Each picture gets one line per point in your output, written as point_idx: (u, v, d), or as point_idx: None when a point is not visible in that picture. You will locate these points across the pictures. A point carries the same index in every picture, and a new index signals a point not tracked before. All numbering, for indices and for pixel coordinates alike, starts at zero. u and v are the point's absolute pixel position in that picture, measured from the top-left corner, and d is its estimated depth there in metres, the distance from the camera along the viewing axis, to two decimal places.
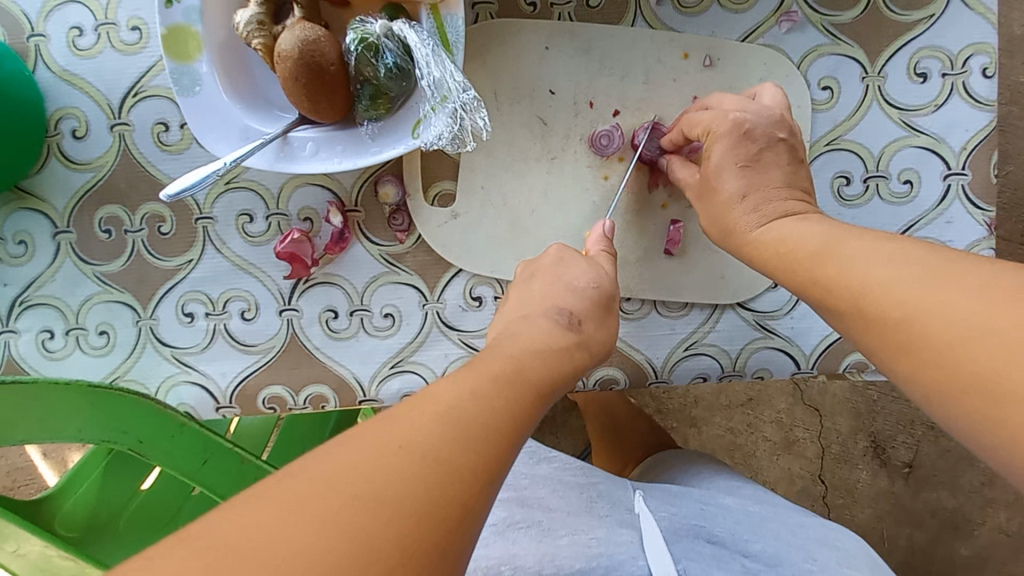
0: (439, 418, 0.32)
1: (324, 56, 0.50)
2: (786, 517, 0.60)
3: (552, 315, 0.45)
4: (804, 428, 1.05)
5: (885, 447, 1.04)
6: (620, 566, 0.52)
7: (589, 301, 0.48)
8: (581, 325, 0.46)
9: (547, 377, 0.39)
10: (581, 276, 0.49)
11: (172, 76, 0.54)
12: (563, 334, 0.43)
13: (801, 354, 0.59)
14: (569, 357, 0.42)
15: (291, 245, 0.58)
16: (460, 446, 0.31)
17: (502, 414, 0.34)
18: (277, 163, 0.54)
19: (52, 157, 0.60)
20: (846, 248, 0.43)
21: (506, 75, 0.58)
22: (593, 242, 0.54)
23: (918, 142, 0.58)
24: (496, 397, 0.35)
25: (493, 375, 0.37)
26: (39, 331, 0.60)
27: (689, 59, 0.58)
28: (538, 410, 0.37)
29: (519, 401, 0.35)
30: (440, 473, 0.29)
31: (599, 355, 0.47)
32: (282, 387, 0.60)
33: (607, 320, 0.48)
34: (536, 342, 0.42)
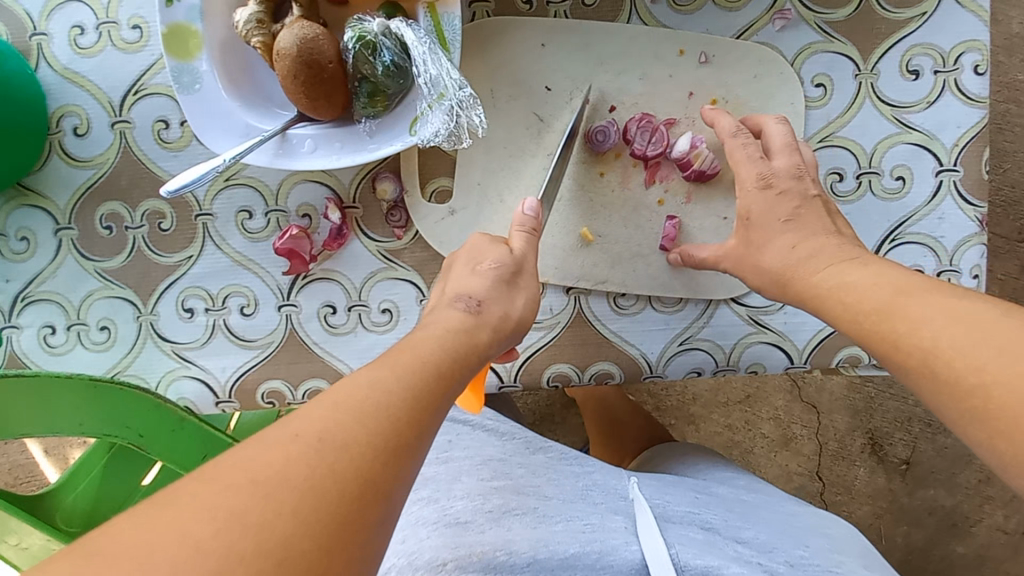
0: (340, 405, 0.32)
1: (322, 54, 0.51)
2: (778, 509, 0.61)
3: (451, 303, 0.44)
4: (802, 425, 1.06)
5: (882, 444, 1.05)
6: (614, 552, 0.52)
7: (504, 284, 0.47)
8: (486, 304, 0.45)
9: (461, 356, 0.39)
10: (489, 256, 0.48)
11: (172, 73, 0.54)
12: (469, 321, 0.43)
13: (794, 348, 0.59)
14: (482, 337, 0.42)
15: (290, 240, 0.59)
16: (356, 426, 0.31)
17: (407, 396, 0.34)
18: (275, 160, 0.55)
19: (54, 154, 0.60)
20: (912, 301, 0.41)
21: (502, 73, 0.59)
22: (517, 221, 0.51)
23: (910, 139, 0.58)
24: (409, 383, 0.35)
25: (410, 361, 0.37)
26: (40, 326, 0.61)
27: (684, 56, 0.59)
28: (450, 387, 0.37)
29: (427, 378, 0.36)
30: (345, 453, 0.30)
31: (511, 337, 0.46)
32: (281, 381, 0.60)
33: (522, 300, 0.47)
34: (454, 329, 0.42)
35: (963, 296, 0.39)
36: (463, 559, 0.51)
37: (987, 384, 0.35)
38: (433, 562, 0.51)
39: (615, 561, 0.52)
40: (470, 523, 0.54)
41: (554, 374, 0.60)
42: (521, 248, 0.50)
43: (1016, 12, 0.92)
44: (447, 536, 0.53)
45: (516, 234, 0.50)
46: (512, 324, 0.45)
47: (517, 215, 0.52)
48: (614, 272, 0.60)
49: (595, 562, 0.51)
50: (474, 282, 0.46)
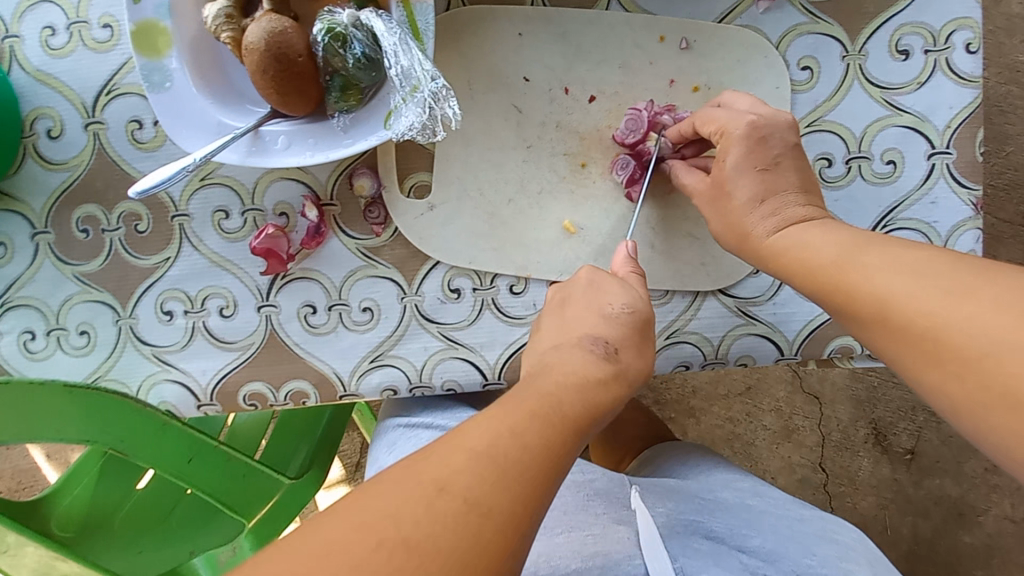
0: (482, 458, 0.34)
1: (291, 48, 0.50)
2: (785, 510, 0.59)
3: (587, 344, 0.43)
4: (803, 417, 1.04)
5: (886, 434, 1.03)
6: (616, 565, 0.53)
7: (635, 331, 0.45)
8: (621, 353, 0.44)
9: (588, 408, 0.40)
10: (615, 297, 0.46)
11: (142, 72, 0.53)
12: (609, 370, 0.42)
13: (784, 340, 0.58)
14: (612, 391, 0.42)
15: (267, 240, 0.58)
16: (500, 489, 0.33)
17: (540, 456, 0.36)
18: (248, 158, 0.54)
19: (29, 157, 0.60)
20: (867, 256, 0.43)
21: (480, 65, 0.58)
22: (621, 262, 0.50)
23: (901, 122, 0.57)
24: (541, 437, 0.36)
25: (541, 407, 0.38)
26: (20, 332, 0.60)
27: (665, 42, 0.57)
28: (576, 448, 0.38)
29: (551, 443, 0.37)
30: (488, 508, 0.32)
31: (640, 386, 0.45)
32: (262, 384, 0.59)
33: (651, 352, 0.46)
34: (578, 372, 0.41)
35: (913, 248, 0.42)
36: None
37: (934, 326, 0.37)
38: None
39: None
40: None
41: None
42: (643, 291, 0.48)
43: None
44: None
45: (623, 268, 0.49)
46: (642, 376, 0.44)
47: (618, 252, 0.51)
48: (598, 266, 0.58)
49: None
50: (602, 324, 0.45)
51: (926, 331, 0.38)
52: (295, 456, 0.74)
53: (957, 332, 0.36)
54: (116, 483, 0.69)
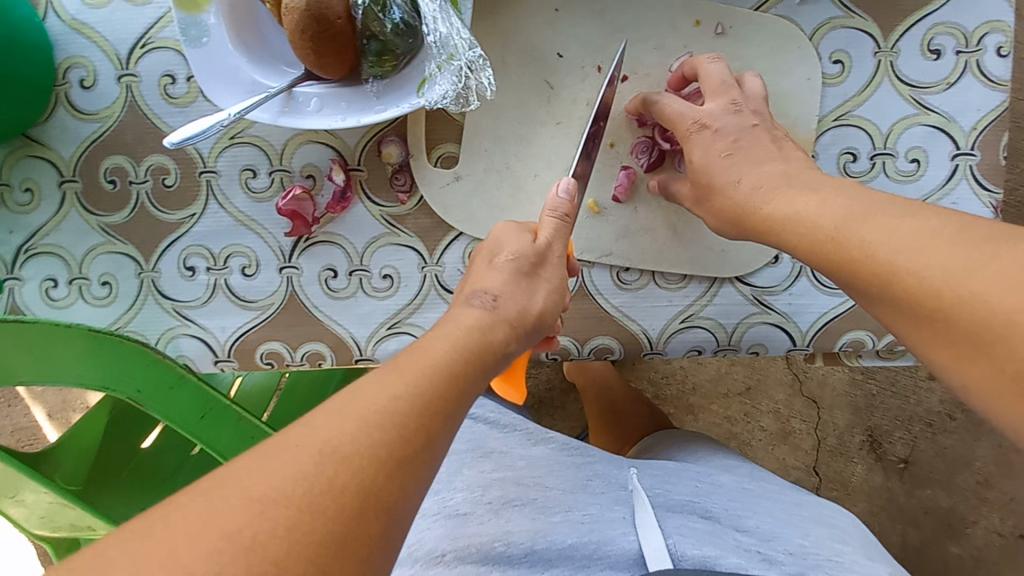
0: (343, 412, 0.33)
1: (331, 9, 0.50)
2: (780, 495, 0.61)
3: (471, 301, 0.44)
4: (801, 420, 1.05)
5: (882, 442, 1.04)
6: (612, 541, 0.53)
7: (524, 276, 0.46)
8: (504, 300, 0.44)
9: (474, 358, 0.40)
10: (507, 247, 0.47)
11: (180, 27, 0.54)
12: (491, 318, 0.43)
13: (798, 331, 0.59)
14: (495, 336, 0.42)
15: (292, 202, 0.58)
16: (361, 436, 0.32)
17: (408, 403, 0.34)
18: (279, 117, 0.54)
19: (60, 106, 0.60)
20: (867, 228, 0.41)
21: (513, 39, 0.58)
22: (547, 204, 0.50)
23: (928, 121, 0.57)
24: (410, 382, 0.36)
25: (418, 359, 0.38)
26: (43, 279, 0.61)
27: (700, 27, 0.57)
28: (459, 392, 0.37)
29: (434, 387, 0.36)
30: (348, 452, 0.31)
31: (534, 329, 0.45)
32: (280, 343, 0.60)
33: (545, 293, 0.46)
34: (463, 325, 0.41)
35: (911, 218, 0.40)
36: (462, 551, 0.52)
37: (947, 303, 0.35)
38: (432, 553, 0.53)
39: (612, 551, 0.52)
40: (470, 515, 0.55)
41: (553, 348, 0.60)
42: (547, 237, 0.49)
43: None
44: (448, 528, 0.54)
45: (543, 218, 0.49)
46: (535, 317, 0.45)
47: (549, 197, 0.50)
48: (618, 246, 0.59)
49: (593, 552, 0.52)
50: (489, 278, 0.45)
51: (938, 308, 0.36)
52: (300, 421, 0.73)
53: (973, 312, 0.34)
54: (117, 445, 0.70)
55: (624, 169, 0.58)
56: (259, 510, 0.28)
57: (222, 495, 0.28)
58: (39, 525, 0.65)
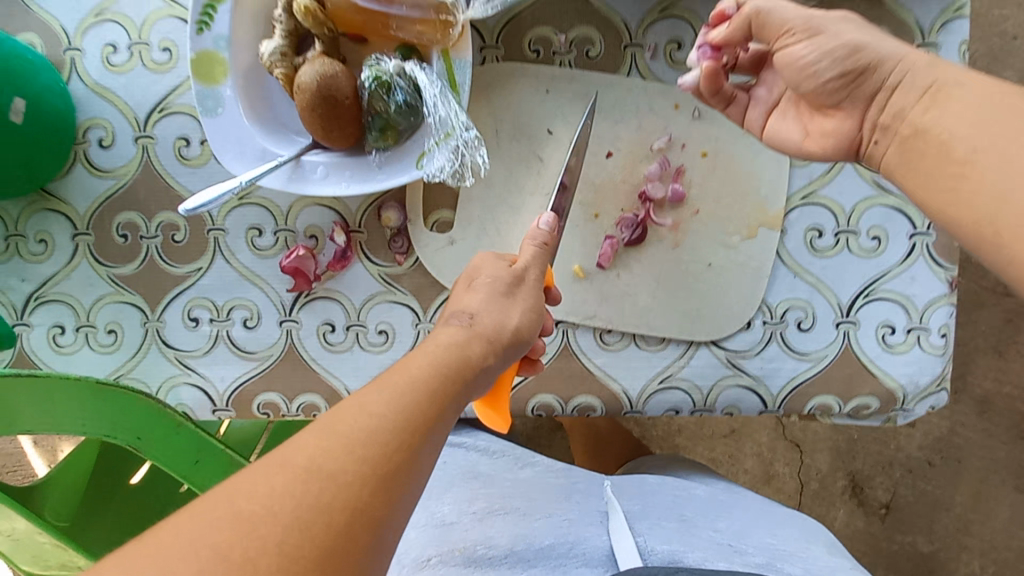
0: (328, 431, 0.34)
1: (339, 90, 0.54)
2: (754, 503, 0.64)
3: (452, 319, 0.46)
4: (785, 463, 1.08)
5: (864, 487, 1.07)
6: (585, 541, 0.56)
7: (502, 296, 0.47)
8: (481, 318, 0.45)
9: (454, 375, 0.40)
10: (488, 272, 0.49)
11: (198, 97, 0.57)
12: (469, 335, 0.44)
13: (769, 394, 0.62)
14: (473, 354, 0.43)
15: (295, 260, 0.62)
16: (345, 454, 0.33)
17: (391, 420, 0.35)
18: (288, 185, 0.58)
19: (79, 163, 0.63)
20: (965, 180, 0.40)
21: (507, 117, 0.62)
22: (531, 232, 0.52)
23: (887, 202, 0.62)
24: (392, 400, 0.36)
25: (400, 378, 0.39)
26: (51, 326, 0.63)
27: (678, 111, 0.62)
28: (440, 408, 0.38)
29: (416, 402, 0.37)
30: (332, 471, 0.32)
31: (516, 347, 0.46)
32: (276, 394, 0.63)
33: (528, 309, 0.48)
34: (445, 344, 0.42)
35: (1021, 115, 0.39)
36: (445, 555, 0.53)
37: None
38: (418, 560, 0.53)
39: (586, 549, 0.55)
40: (456, 523, 0.56)
41: (539, 404, 0.63)
42: (525, 261, 0.51)
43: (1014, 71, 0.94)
44: (433, 535, 0.55)
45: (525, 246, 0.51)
46: (513, 332, 0.46)
47: (532, 228, 0.53)
48: (602, 310, 0.63)
49: (568, 551, 0.54)
50: (470, 298, 0.47)
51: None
52: None
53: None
54: (109, 470, 0.72)
55: (606, 237, 0.62)
56: (249, 527, 0.29)
57: (213, 514, 0.29)
58: (32, 563, 0.67)
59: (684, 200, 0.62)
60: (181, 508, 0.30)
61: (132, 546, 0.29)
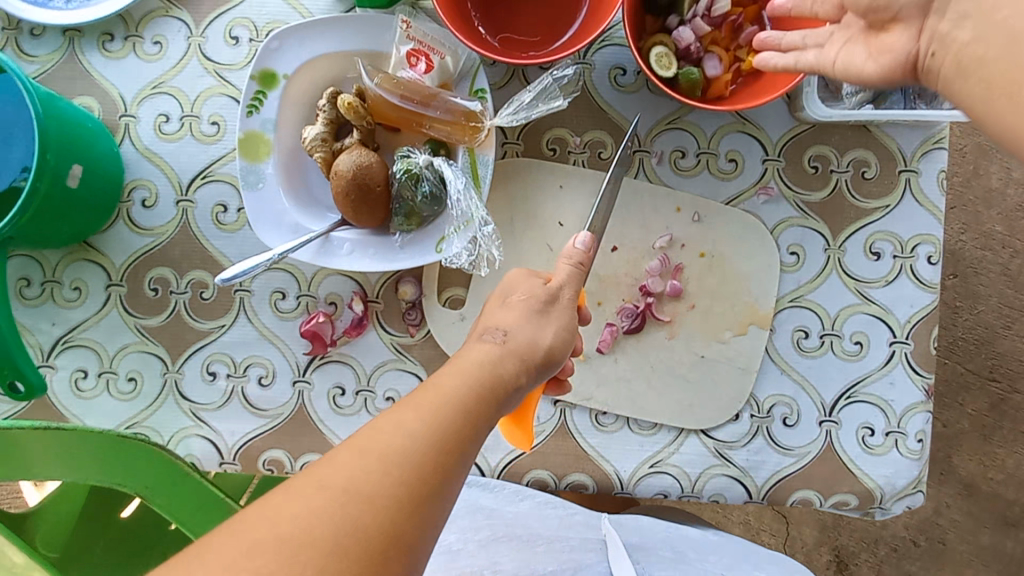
0: (366, 453, 0.36)
1: (372, 179, 0.59)
2: (743, 545, 0.68)
3: (485, 335, 0.47)
4: (771, 533, 1.08)
5: (848, 563, 1.08)
6: (587, 566, 0.61)
7: (537, 315, 0.48)
8: (514, 336, 0.46)
9: (485, 394, 0.42)
10: (519, 290, 0.50)
11: (240, 172, 0.62)
12: (501, 354, 0.45)
13: (753, 485, 0.65)
14: (504, 372, 0.44)
15: (314, 324, 0.66)
16: (382, 476, 0.35)
17: (424, 441, 0.38)
18: (316, 258, 0.62)
19: (121, 219, 0.68)
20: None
21: (523, 207, 0.67)
22: (566, 252, 0.53)
23: (869, 310, 0.67)
24: (426, 423, 0.39)
25: (434, 398, 0.41)
26: (74, 370, 0.67)
27: (679, 213, 0.67)
28: (470, 429, 0.40)
29: (449, 425, 0.39)
30: (369, 494, 0.34)
31: (545, 367, 0.47)
32: (282, 452, 0.66)
33: (559, 327, 0.49)
34: (477, 362, 0.44)
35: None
36: None
37: None
38: None
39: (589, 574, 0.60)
40: (461, 550, 0.60)
41: (533, 480, 0.66)
42: (560, 279, 0.51)
43: (998, 167, 1.01)
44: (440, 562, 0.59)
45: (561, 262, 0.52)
46: (544, 350, 0.47)
47: (566, 247, 0.53)
48: (599, 392, 0.66)
49: None
50: (502, 316, 0.48)
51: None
52: None
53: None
54: (95, 518, 0.71)
55: (606, 324, 0.67)
56: (292, 548, 0.32)
57: (259, 533, 0.32)
58: None
59: (681, 295, 0.67)
60: (227, 526, 0.33)
61: (183, 559, 0.31)
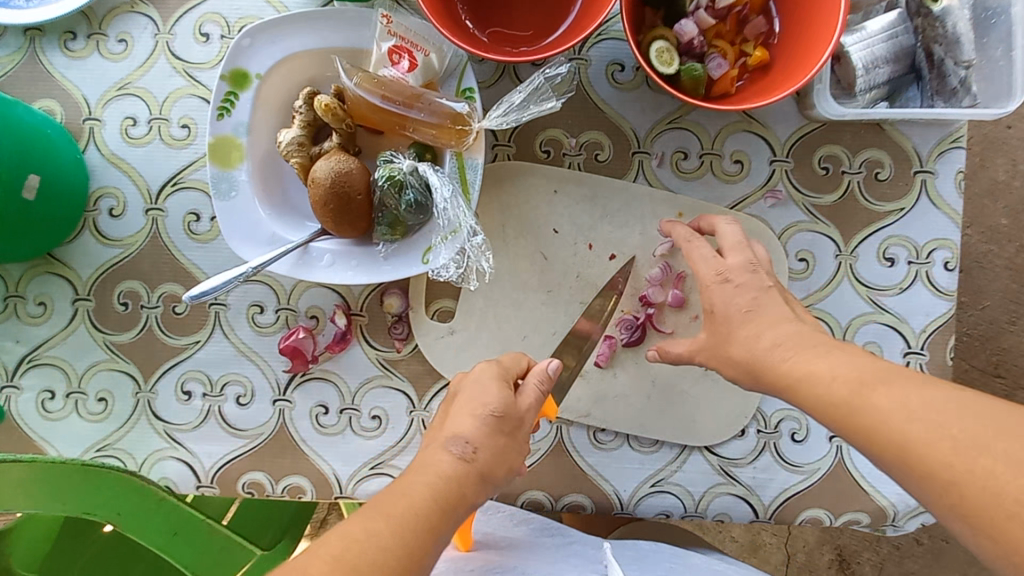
0: (336, 563, 0.36)
1: (353, 187, 0.55)
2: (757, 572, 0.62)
3: (452, 443, 0.45)
4: (772, 533, 1.06)
5: (850, 562, 1.05)
6: None
7: (502, 436, 0.47)
8: (482, 452, 0.45)
9: (451, 507, 0.42)
10: (492, 397, 0.48)
11: (212, 180, 0.58)
12: (468, 469, 0.44)
13: (760, 503, 0.62)
14: (470, 487, 0.43)
15: (294, 340, 0.62)
16: None
17: (393, 556, 0.37)
18: (294, 271, 0.58)
19: (87, 230, 0.64)
20: (878, 393, 0.40)
21: (515, 213, 0.63)
22: (534, 374, 0.52)
23: (882, 319, 0.63)
24: (395, 536, 0.38)
25: (401, 507, 0.40)
26: (40, 390, 0.63)
27: (681, 219, 0.63)
28: (435, 543, 0.39)
29: (416, 539, 0.39)
30: None
31: (504, 478, 0.46)
32: (263, 474, 0.62)
33: (521, 450, 0.48)
34: (444, 474, 0.43)
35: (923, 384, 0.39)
36: None
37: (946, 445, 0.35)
38: None
39: None
40: None
41: (528, 500, 0.63)
42: (527, 402, 0.50)
43: None
44: None
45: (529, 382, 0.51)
46: (508, 467, 0.46)
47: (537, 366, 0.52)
48: (597, 409, 0.63)
49: None
50: (467, 424, 0.47)
51: (1015, 516, 0.32)
52: (265, 528, 0.69)
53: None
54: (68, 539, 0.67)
55: (605, 336, 0.63)
56: None
57: None
58: None
59: (683, 305, 0.63)
60: None
61: None
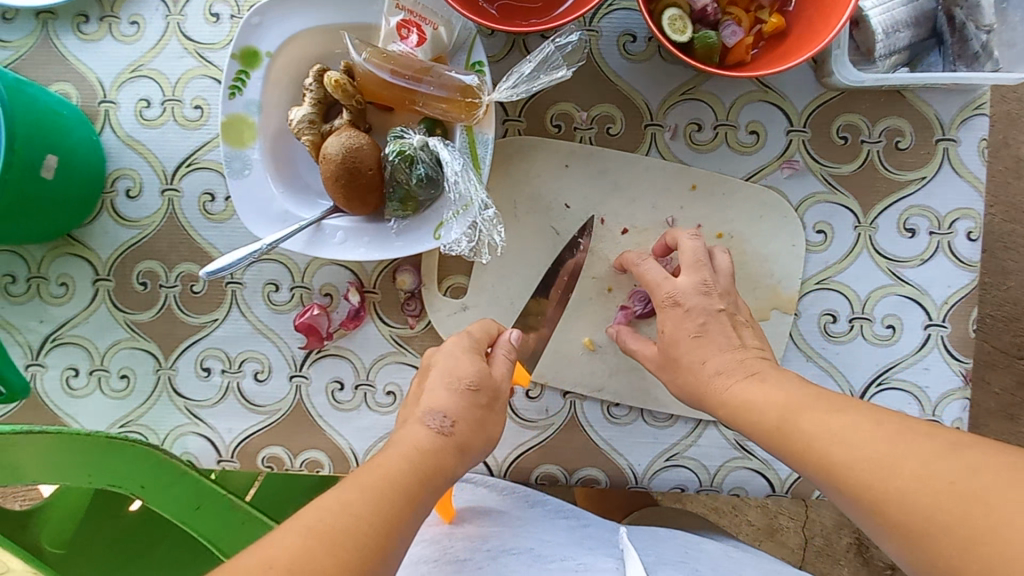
0: (312, 532, 0.36)
1: (363, 163, 0.55)
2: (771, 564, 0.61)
3: (427, 417, 0.46)
4: (789, 517, 1.05)
5: (868, 545, 1.04)
6: None
7: (479, 408, 0.48)
8: (458, 425, 0.46)
9: (428, 476, 0.43)
10: (465, 371, 0.49)
11: (225, 158, 0.58)
12: (442, 441, 0.45)
13: (776, 477, 0.62)
14: (445, 460, 0.44)
15: (309, 317, 0.63)
16: (324, 554, 0.35)
17: (369, 521, 0.38)
18: (307, 247, 0.59)
19: (105, 211, 0.65)
20: (805, 419, 0.44)
21: (526, 188, 0.63)
22: (501, 344, 0.54)
23: (902, 291, 0.62)
24: (370, 503, 0.39)
25: (375, 478, 0.41)
26: (64, 368, 0.64)
27: (695, 191, 0.63)
28: (411, 509, 0.40)
29: (391, 504, 0.39)
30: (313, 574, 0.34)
31: (478, 453, 0.48)
32: (281, 449, 0.63)
33: (496, 424, 0.49)
34: (417, 448, 0.44)
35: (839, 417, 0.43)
36: None
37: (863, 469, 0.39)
38: None
39: None
40: (467, 560, 0.52)
41: (542, 474, 0.63)
42: (500, 373, 0.51)
43: None
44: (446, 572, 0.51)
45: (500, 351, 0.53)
46: (484, 437, 0.48)
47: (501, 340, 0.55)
48: (610, 384, 0.63)
49: None
50: (444, 397, 0.48)
51: (932, 527, 0.34)
52: (287, 502, 0.70)
53: (966, 531, 0.33)
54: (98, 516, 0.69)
55: (618, 309, 0.63)
56: None
57: None
58: None
59: None
60: None
61: None
